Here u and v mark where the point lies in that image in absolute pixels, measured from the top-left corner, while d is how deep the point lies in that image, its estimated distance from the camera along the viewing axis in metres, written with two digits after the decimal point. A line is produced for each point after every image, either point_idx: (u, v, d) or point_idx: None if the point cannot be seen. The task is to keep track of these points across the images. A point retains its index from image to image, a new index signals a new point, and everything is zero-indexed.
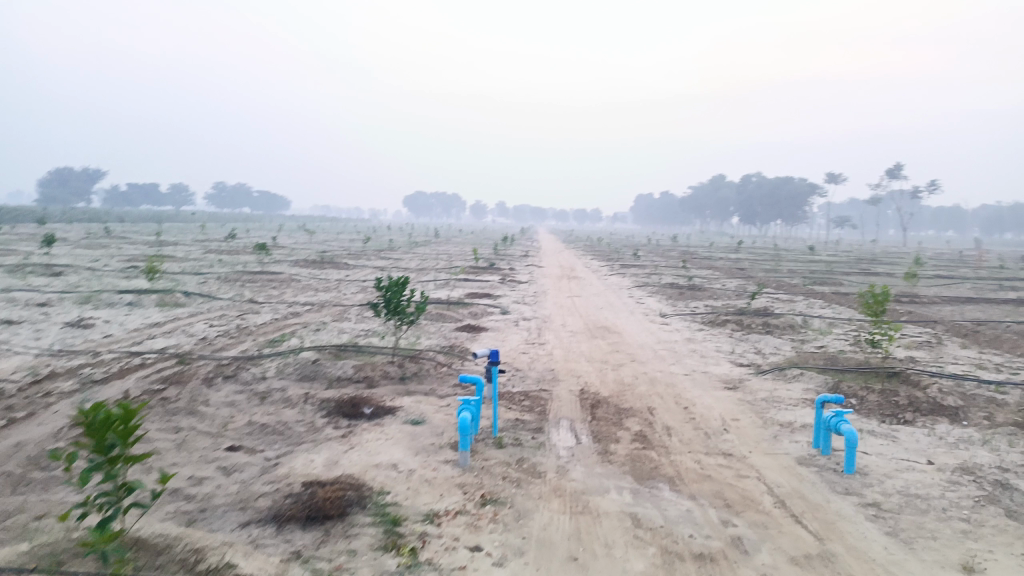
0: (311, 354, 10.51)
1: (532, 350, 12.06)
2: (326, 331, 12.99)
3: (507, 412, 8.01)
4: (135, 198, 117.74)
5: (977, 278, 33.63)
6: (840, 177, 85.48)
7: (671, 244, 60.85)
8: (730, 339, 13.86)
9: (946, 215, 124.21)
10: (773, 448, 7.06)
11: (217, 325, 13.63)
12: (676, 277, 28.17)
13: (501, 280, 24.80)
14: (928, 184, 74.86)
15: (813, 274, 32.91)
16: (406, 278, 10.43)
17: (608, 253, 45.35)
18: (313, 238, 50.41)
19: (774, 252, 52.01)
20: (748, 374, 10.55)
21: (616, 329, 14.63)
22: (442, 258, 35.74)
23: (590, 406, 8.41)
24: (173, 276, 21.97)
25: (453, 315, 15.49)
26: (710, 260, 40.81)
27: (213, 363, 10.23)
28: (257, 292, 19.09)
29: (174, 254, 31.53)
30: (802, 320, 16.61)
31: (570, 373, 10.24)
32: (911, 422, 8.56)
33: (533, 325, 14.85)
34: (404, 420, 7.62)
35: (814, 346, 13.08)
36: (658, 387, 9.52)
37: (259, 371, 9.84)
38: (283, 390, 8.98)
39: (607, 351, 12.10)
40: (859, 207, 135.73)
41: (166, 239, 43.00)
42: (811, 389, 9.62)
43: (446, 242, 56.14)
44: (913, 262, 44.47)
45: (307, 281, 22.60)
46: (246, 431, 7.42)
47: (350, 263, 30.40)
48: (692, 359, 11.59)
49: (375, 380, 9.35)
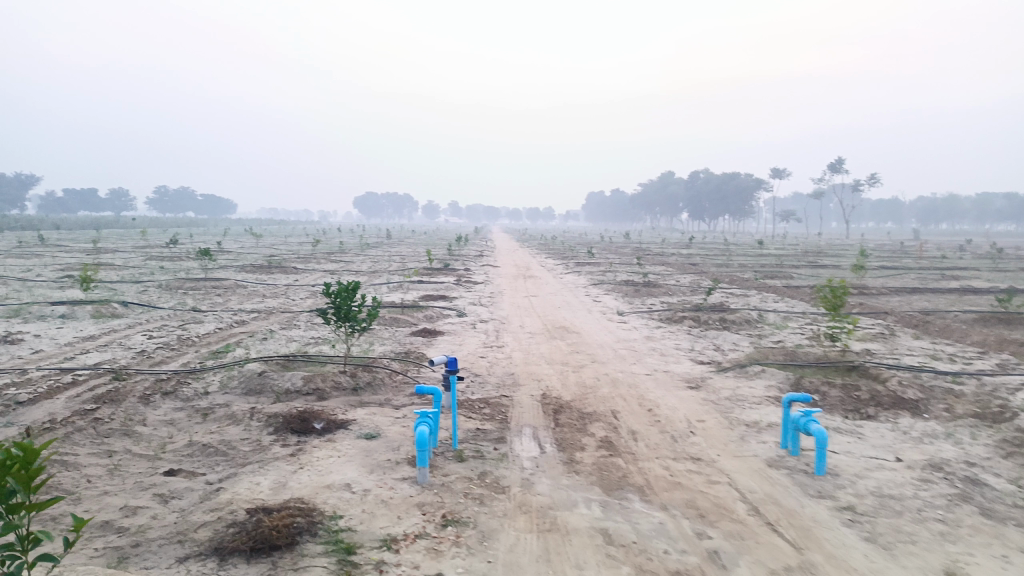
0: (258, 365, 9.97)
1: (490, 353, 11.72)
2: (275, 340, 12.41)
3: (467, 422, 7.66)
4: (72, 204, 113.29)
5: (919, 269, 34.58)
6: (785, 172, 87.45)
7: (624, 242, 61.24)
8: (689, 336, 13.76)
9: (885, 207, 128.29)
10: (742, 450, 6.87)
11: (157, 337, 12.92)
12: (631, 274, 28.17)
13: (456, 281, 24.42)
14: (869, 178, 77.14)
15: (764, 268, 33.36)
16: (357, 282, 9.95)
17: (562, 251, 45.28)
18: (260, 241, 49.14)
19: (724, 246, 52.76)
20: (710, 372, 10.42)
21: (574, 329, 14.39)
22: (394, 260, 35.11)
23: (553, 412, 8.11)
24: (110, 286, 20.94)
25: (408, 319, 15.04)
26: (663, 256, 41.10)
27: (152, 379, 9.61)
28: (201, 301, 18.29)
29: (112, 262, 30.17)
30: (758, 315, 16.66)
31: (530, 377, 9.94)
32: (874, 417, 8.51)
33: (491, 328, 14.52)
34: (358, 435, 7.20)
35: (772, 342, 13.06)
36: (621, 389, 9.29)
37: (201, 386, 9.27)
38: (227, 406, 8.45)
39: (566, 352, 11.84)
40: (803, 201, 139.23)
41: (104, 246, 41.29)
42: (774, 386, 9.52)
43: (399, 243, 55.34)
44: (858, 255, 45.62)
45: (254, 287, 21.81)
46: (186, 453, 6.90)
47: (300, 267, 29.56)
48: (653, 358, 11.42)
49: (326, 391, 8.89)
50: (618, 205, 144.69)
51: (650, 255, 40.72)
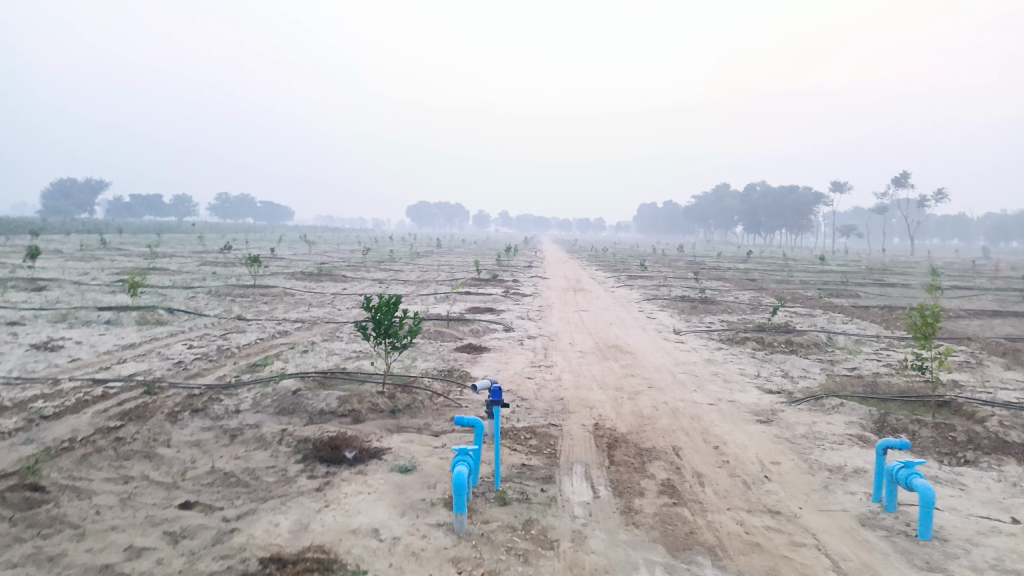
0: (293, 381, 9.44)
1: (539, 374, 10.95)
2: (314, 353, 11.91)
3: (512, 455, 6.92)
4: (137, 209, 117.10)
5: (997, 289, 32.44)
6: (846, 186, 84.59)
7: (677, 255, 60.09)
8: (753, 360, 12.77)
9: (952, 223, 123.13)
10: (827, 503, 5.96)
11: (197, 346, 12.59)
12: (687, 289, 27.14)
13: (504, 293, 23.78)
14: (935, 193, 74.13)
15: (828, 285, 31.80)
16: (398, 295, 9.28)
17: (614, 264, 44.37)
18: (313, 248, 49.57)
19: (782, 262, 51.08)
20: (781, 402, 9.46)
21: (628, 349, 13.54)
22: (443, 270, 34.63)
23: (607, 447, 7.31)
24: (160, 291, 20.93)
25: (453, 334, 14.42)
26: (718, 271, 39.81)
27: (184, 393, 9.19)
28: (246, 309, 18.02)
29: (166, 266, 30.49)
30: (827, 338, 15.49)
31: (582, 403, 9.17)
32: (975, 462, 7.46)
33: (539, 345, 13.79)
34: (391, 467, 6.54)
35: (846, 370, 11.98)
36: (681, 421, 8.43)
37: (233, 404, 8.76)
38: (257, 428, 7.91)
39: (620, 375, 10.99)
40: (864, 216, 134.72)
41: (161, 250, 42.12)
42: (856, 423, 8.51)
43: (450, 252, 55.12)
44: (926, 273, 43.31)
45: (301, 295, 21.58)
46: (205, 482, 6.35)
47: (349, 275, 29.36)
48: (716, 385, 10.49)
49: (361, 413, 8.27)
50: (670, 217, 142.58)
51: (705, 270, 39.40)
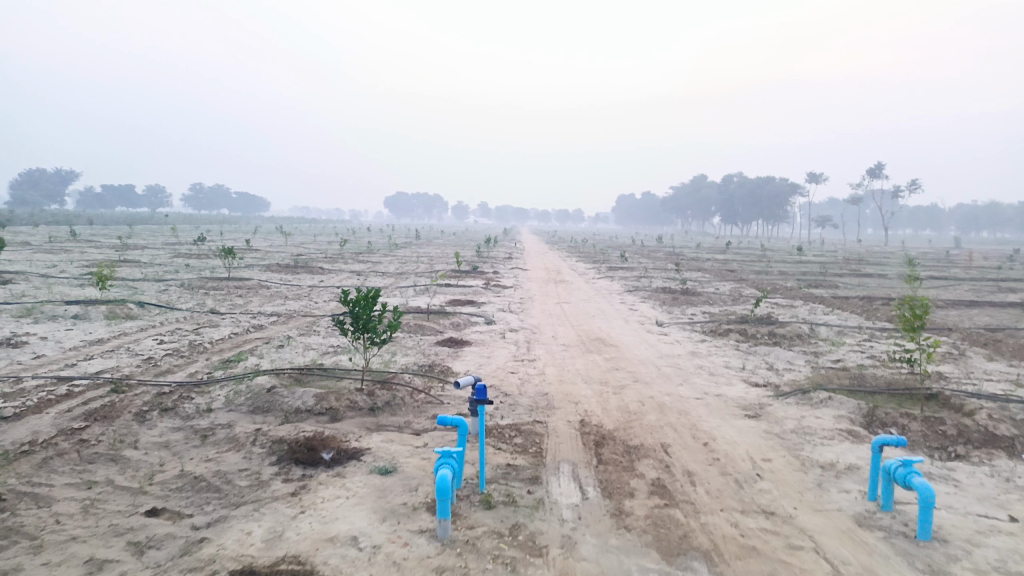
0: (268, 378, 9.10)
1: (522, 368, 10.71)
2: (290, 348, 11.55)
3: (496, 455, 6.67)
4: (108, 200, 114.89)
5: (972, 279, 32.80)
6: (822, 177, 85.27)
7: (656, 245, 60.24)
8: (738, 353, 12.65)
9: (925, 214, 124.86)
10: (822, 503, 5.79)
11: (168, 342, 12.17)
12: (667, 281, 27.07)
13: (484, 285, 23.49)
14: (909, 184, 74.96)
15: (806, 276, 31.93)
16: (377, 289, 8.95)
17: (593, 255, 44.10)
18: (289, 240, 48.93)
19: (760, 252, 51.40)
20: (768, 396, 9.31)
21: (611, 341, 13.35)
22: (422, 262, 34.24)
23: (594, 445, 7.09)
24: (130, 284, 20.38)
25: (433, 327, 14.12)
26: (698, 261, 39.90)
27: (154, 392, 8.81)
28: (221, 302, 17.57)
29: (137, 258, 29.77)
30: (810, 329, 15.42)
31: (567, 398, 8.95)
32: (966, 457, 7.34)
33: (521, 338, 13.56)
34: (371, 469, 6.26)
35: (831, 362, 11.89)
36: (669, 416, 8.24)
37: (204, 402, 8.40)
38: (229, 428, 7.58)
39: (605, 369, 10.78)
40: (839, 207, 136.12)
41: (132, 242, 41.24)
42: (845, 417, 8.38)
43: (429, 244, 54.73)
44: (902, 263, 43.73)
45: (277, 288, 21.14)
46: (174, 487, 6.03)
47: (326, 267, 28.86)
48: (702, 378, 10.33)
49: (339, 411, 7.96)
50: (648, 208, 143.00)
51: (685, 261, 39.38)
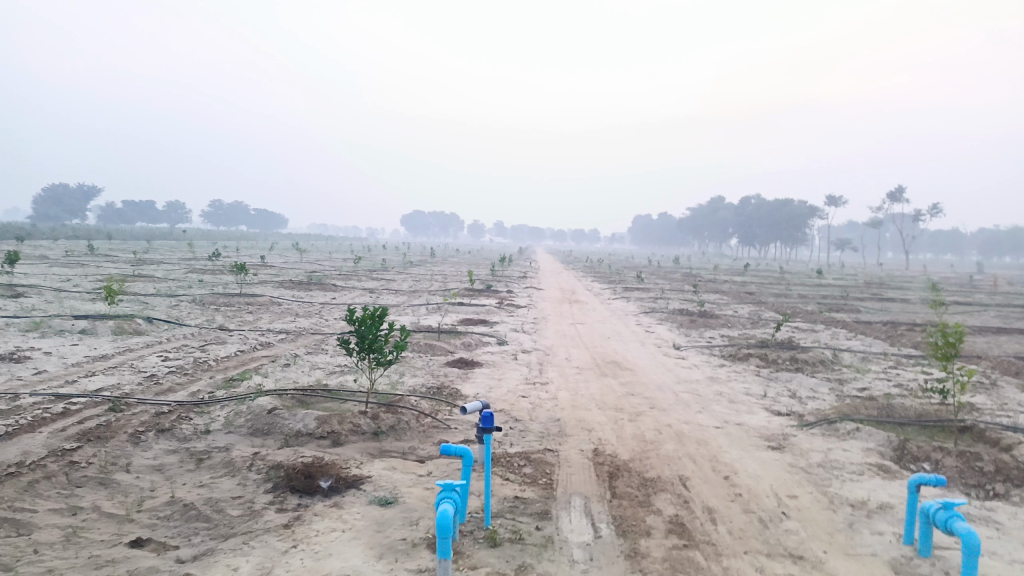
0: (270, 399, 8.79)
1: (533, 392, 10.33)
2: (296, 368, 11.26)
3: (504, 486, 6.29)
4: (129, 214, 116.24)
5: (999, 305, 31.99)
6: (841, 200, 84.46)
7: (672, 266, 59.74)
8: (758, 379, 12.19)
9: (945, 238, 123.24)
10: (854, 546, 5.35)
11: (172, 359, 11.93)
12: (684, 302, 26.62)
13: (498, 304, 23.16)
14: (930, 208, 74.01)
15: (827, 299, 31.33)
16: (384, 307, 8.62)
17: (609, 276, 43.58)
18: (304, 257, 49.00)
19: (778, 275, 50.69)
20: (792, 426, 8.86)
21: (627, 365, 12.93)
22: (435, 280, 33.99)
23: (608, 476, 6.69)
24: (141, 299, 20.27)
25: (444, 347, 13.79)
26: (715, 283, 39.37)
27: (152, 411, 8.53)
28: (230, 319, 17.37)
29: (152, 273, 29.75)
30: (834, 355, 14.91)
31: (580, 425, 8.55)
32: (1006, 496, 6.85)
33: (534, 359, 13.20)
34: (371, 499, 5.91)
35: (857, 390, 11.40)
36: (687, 446, 7.82)
37: (203, 424, 8.10)
38: (226, 451, 7.26)
39: (620, 394, 10.37)
40: (859, 230, 134.82)
41: (148, 257, 41.39)
42: (873, 451, 7.92)
43: (444, 262, 54.59)
44: (924, 288, 42.88)
45: (288, 305, 20.94)
46: (162, 515, 5.70)
47: (340, 285, 28.69)
48: (721, 406, 9.89)
49: (341, 435, 7.63)
50: (665, 229, 142.49)
51: (702, 283, 38.84)
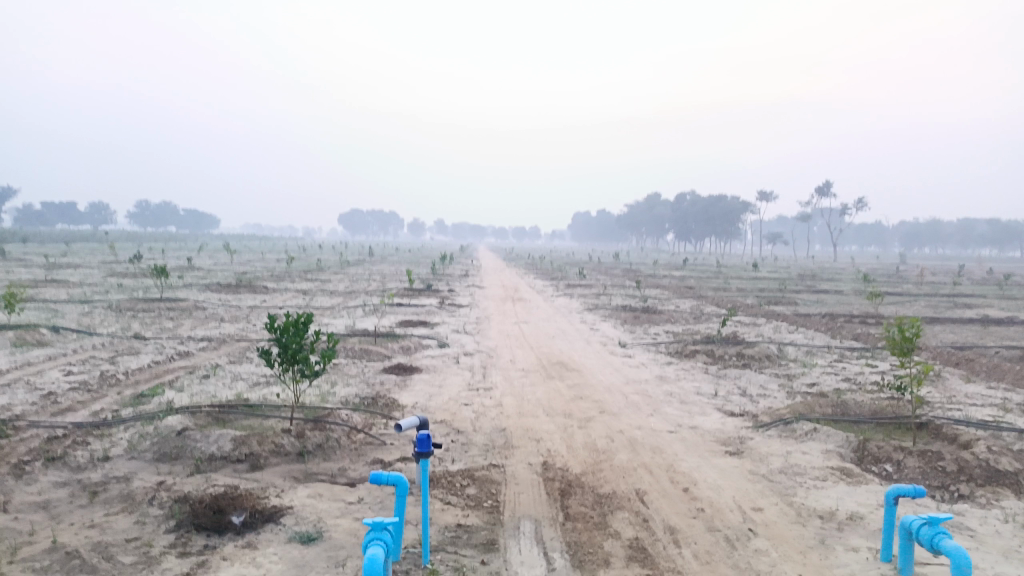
0: (183, 417, 7.87)
1: (476, 398, 9.67)
2: (217, 380, 10.30)
3: (445, 513, 5.62)
4: (48, 216, 110.29)
5: (927, 295, 32.98)
6: (772, 194, 86.61)
7: (612, 262, 59.96)
8: (708, 377, 11.82)
9: (869, 231, 128.12)
10: (830, 567, 4.88)
11: (76, 373, 10.76)
12: (627, 298, 26.38)
13: (438, 304, 22.39)
14: (855, 202, 76.56)
15: (765, 292, 31.66)
16: (308, 313, 7.80)
17: (551, 272, 43.32)
18: (234, 258, 47.02)
19: (715, 270, 51.31)
20: (747, 428, 8.46)
21: (573, 366, 12.41)
22: (373, 280, 32.92)
23: (560, 495, 6.09)
24: (50, 306, 18.71)
25: (380, 352, 12.97)
26: (656, 278, 39.50)
27: (45, 435, 7.50)
28: (148, 326, 16.08)
29: (66, 278, 27.75)
30: (779, 350, 14.72)
31: (528, 435, 7.94)
32: (972, 497, 6.53)
33: (476, 362, 12.54)
34: (292, 536, 5.15)
35: (807, 386, 11.13)
36: (641, 454, 7.30)
37: (102, 449, 7.14)
38: (126, 482, 6.36)
39: (568, 399, 9.80)
40: (789, 224, 138.99)
41: (62, 261, 38.82)
42: (833, 453, 7.56)
43: (382, 261, 53.42)
44: (855, 280, 44.09)
45: (214, 310, 19.67)
46: (38, 566, 4.79)
47: (271, 287, 27.39)
48: (673, 408, 9.44)
49: (261, 458, 6.82)
50: (603, 225, 143.80)
51: (643, 278, 38.86)
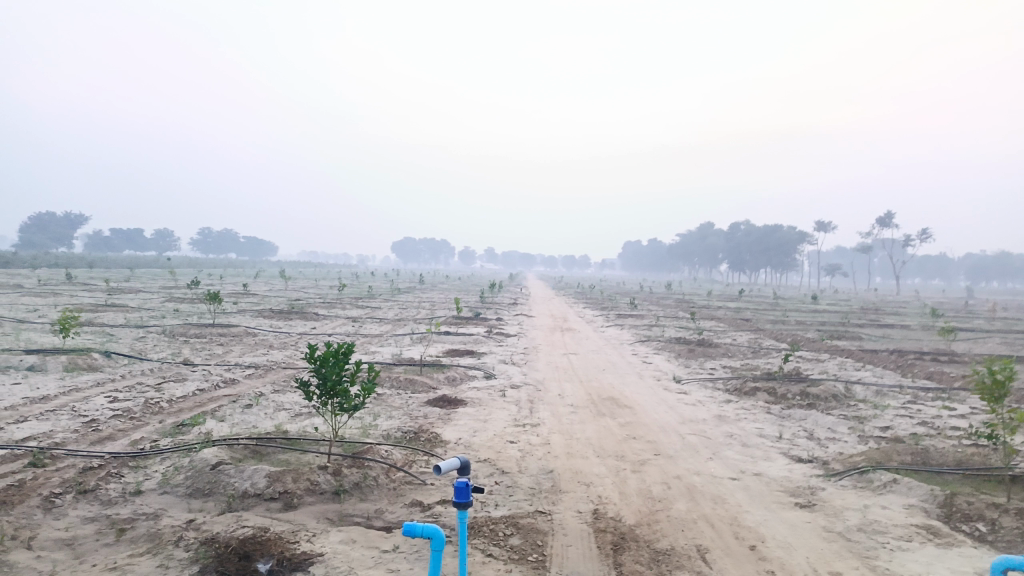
0: (220, 449, 7.62)
1: (523, 436, 9.19)
2: (259, 410, 10.09)
3: (485, 567, 5.15)
4: (116, 242, 114.80)
5: (1001, 331, 31.11)
6: (831, 225, 84.14)
7: (664, 293, 58.87)
8: (770, 417, 11.08)
9: (933, 264, 123.40)
10: None
11: (121, 399, 10.69)
12: (680, 330, 25.57)
13: (486, 333, 22.01)
14: (918, 233, 73.73)
15: (826, 326, 30.33)
16: (349, 344, 7.49)
17: (602, 302, 42.66)
18: (289, 285, 47.77)
19: (771, 302, 49.76)
20: (817, 477, 7.76)
21: (625, 402, 11.82)
22: (422, 308, 32.87)
23: (612, 550, 5.56)
24: (105, 331, 19.02)
25: (425, 383, 12.61)
26: (710, 310, 38.44)
27: (81, 466, 7.32)
28: (197, 352, 16.13)
29: (126, 303, 28.43)
30: (846, 389, 13.82)
31: (577, 479, 7.41)
32: None
33: (524, 396, 12.07)
34: None
35: (880, 430, 10.30)
36: (701, 504, 6.70)
37: (135, 482, 6.91)
38: (155, 519, 6.09)
39: (620, 438, 9.23)
40: (847, 255, 134.89)
41: (125, 286, 39.97)
42: (917, 508, 6.80)
43: (432, 289, 53.63)
44: (921, 314, 42.13)
45: (264, 336, 19.72)
46: None
47: (321, 313, 27.47)
48: (734, 451, 8.78)
49: (295, 496, 6.48)
50: (655, 255, 142.03)
51: (697, 309, 37.87)
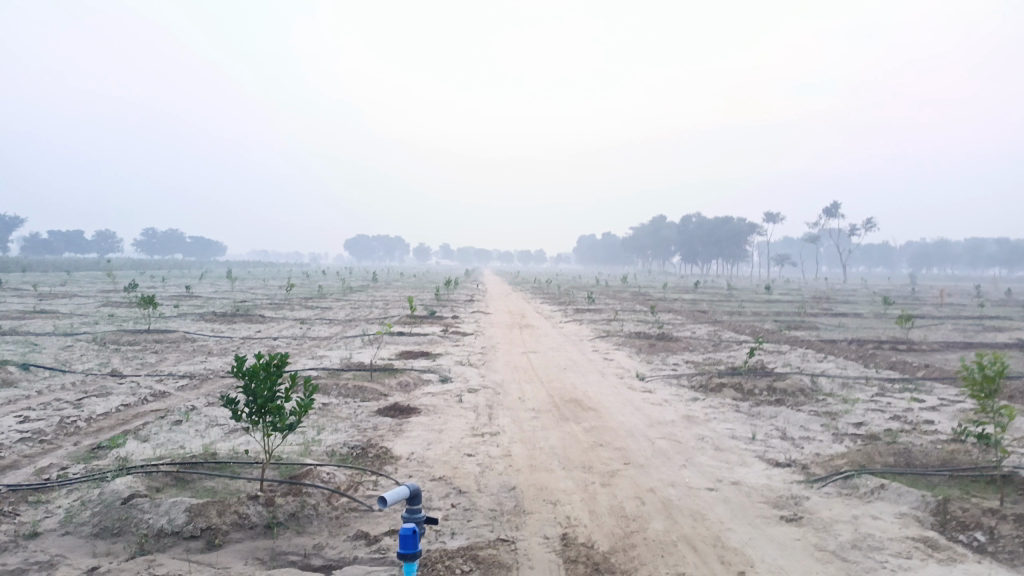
0: (136, 476, 6.68)
1: (482, 447, 8.45)
2: (189, 427, 9.09)
3: None
4: (55, 245, 110.07)
5: (950, 317, 31.52)
6: (779, 216, 85.35)
7: (622, 286, 58.80)
8: (741, 416, 10.56)
9: (877, 252, 126.79)
10: None
11: (32, 419, 9.58)
12: (639, 323, 25.16)
13: (441, 332, 21.17)
14: (864, 223, 75.33)
15: (782, 316, 30.32)
16: (283, 354, 6.64)
17: (560, 296, 42.18)
18: (236, 287, 46.12)
19: (726, 292, 49.98)
20: (800, 484, 7.20)
21: (589, 404, 11.18)
22: (375, 307, 31.85)
23: None
24: (30, 340, 17.66)
25: (374, 390, 11.74)
26: (667, 302, 38.32)
27: None
28: (128, 362, 14.95)
29: (57, 309, 26.72)
30: (812, 382, 13.43)
31: (543, 497, 6.70)
32: None
33: (482, 401, 11.32)
34: None
35: (854, 427, 9.85)
36: (680, 523, 6.05)
37: (32, 522, 5.94)
38: (50, 568, 5.16)
39: (587, 447, 8.56)
40: (796, 246, 137.84)
41: (60, 291, 37.85)
42: (908, 517, 6.27)
43: (386, 287, 52.44)
44: (871, 302, 42.67)
45: (204, 342, 18.55)
46: None
47: (268, 315, 26.29)
48: (709, 457, 8.19)
49: (220, 534, 5.62)
50: (609, 248, 142.48)
51: (655, 302, 37.67)
